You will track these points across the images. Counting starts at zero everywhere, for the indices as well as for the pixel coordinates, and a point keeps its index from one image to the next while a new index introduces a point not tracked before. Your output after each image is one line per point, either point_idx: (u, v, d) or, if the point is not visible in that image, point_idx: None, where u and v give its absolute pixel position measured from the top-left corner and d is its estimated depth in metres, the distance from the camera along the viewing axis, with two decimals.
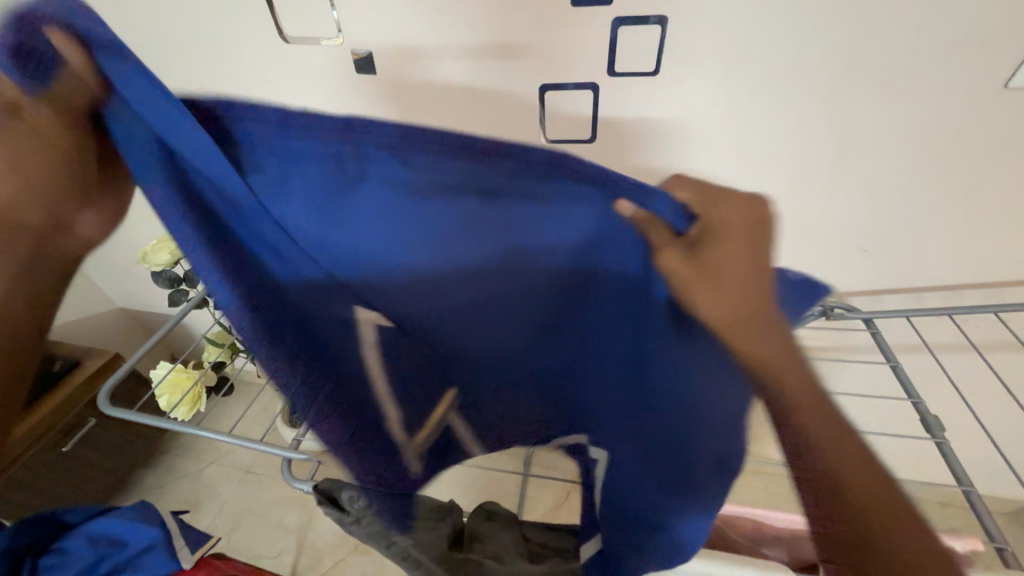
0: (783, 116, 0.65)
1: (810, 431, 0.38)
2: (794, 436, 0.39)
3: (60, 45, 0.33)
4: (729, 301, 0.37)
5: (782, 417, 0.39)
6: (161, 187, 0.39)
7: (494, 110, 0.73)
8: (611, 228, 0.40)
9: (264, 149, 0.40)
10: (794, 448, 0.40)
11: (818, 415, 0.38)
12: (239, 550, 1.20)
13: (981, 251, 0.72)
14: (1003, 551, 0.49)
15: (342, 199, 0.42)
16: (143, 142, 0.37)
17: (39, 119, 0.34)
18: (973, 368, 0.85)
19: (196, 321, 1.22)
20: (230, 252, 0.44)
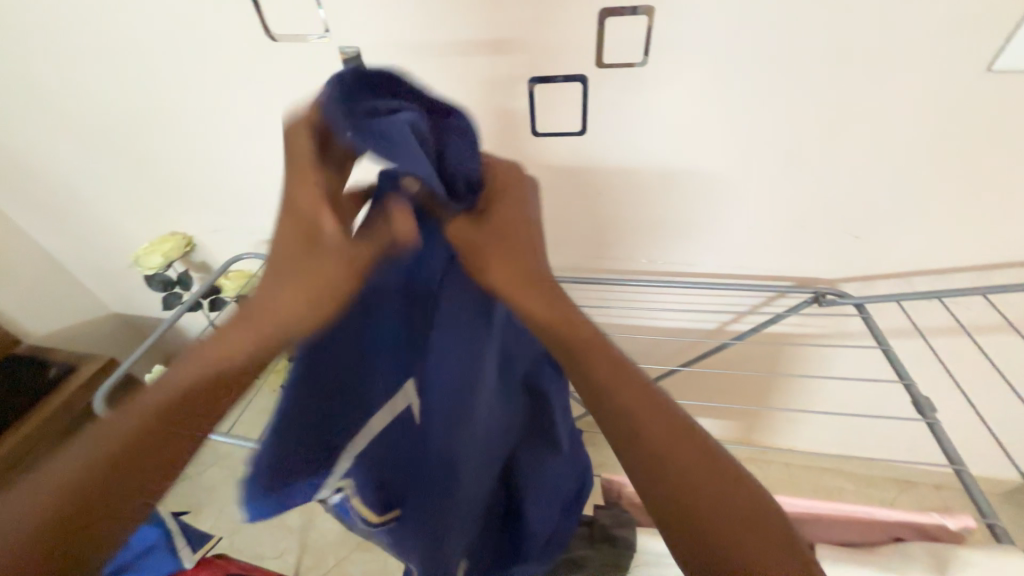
0: (773, 105, 0.66)
1: (646, 433, 0.40)
2: (639, 447, 0.40)
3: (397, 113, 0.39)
4: (546, 302, 0.42)
5: (624, 433, 0.40)
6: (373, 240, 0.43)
7: (484, 104, 0.73)
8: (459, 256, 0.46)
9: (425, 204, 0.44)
10: (643, 465, 0.40)
11: (647, 415, 0.40)
12: (241, 552, 1.21)
13: (969, 233, 0.73)
14: (994, 527, 0.49)
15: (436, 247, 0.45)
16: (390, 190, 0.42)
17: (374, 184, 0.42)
18: (964, 350, 0.86)
19: (191, 324, 1.21)
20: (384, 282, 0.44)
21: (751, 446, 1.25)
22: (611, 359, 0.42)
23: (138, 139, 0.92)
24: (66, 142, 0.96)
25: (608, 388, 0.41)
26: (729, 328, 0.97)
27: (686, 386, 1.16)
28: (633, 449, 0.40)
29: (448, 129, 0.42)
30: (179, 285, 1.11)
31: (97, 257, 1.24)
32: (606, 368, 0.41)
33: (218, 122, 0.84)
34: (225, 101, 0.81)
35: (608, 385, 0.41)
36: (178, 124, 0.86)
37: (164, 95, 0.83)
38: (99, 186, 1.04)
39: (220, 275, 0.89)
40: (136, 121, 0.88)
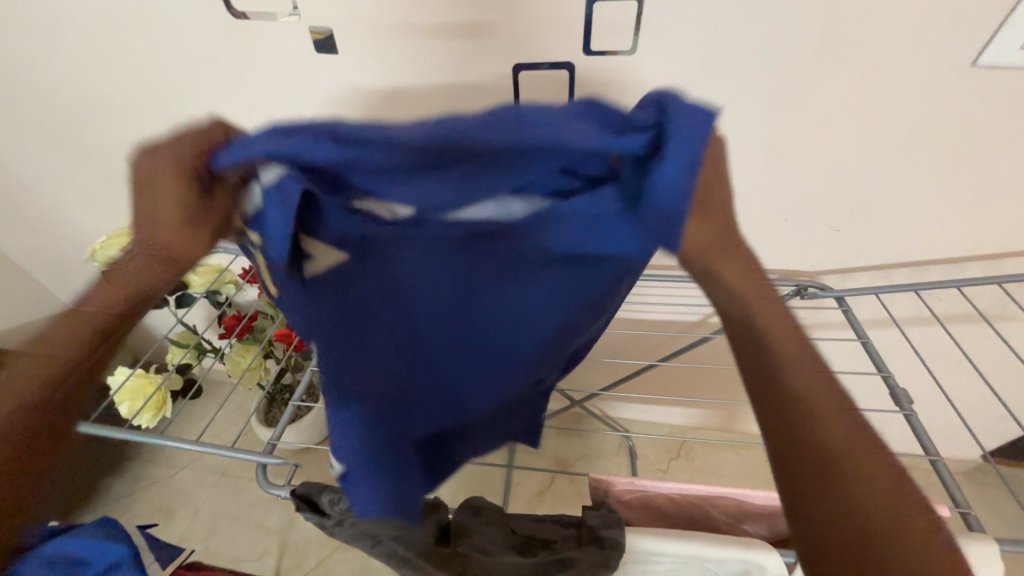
0: (761, 96, 0.65)
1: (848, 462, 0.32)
2: (841, 482, 0.32)
3: (645, 111, 0.32)
4: (746, 278, 0.35)
5: (828, 468, 0.32)
6: (582, 141, 0.30)
7: (466, 95, 0.70)
8: (595, 218, 0.35)
9: (574, 127, 0.31)
10: (841, 500, 0.31)
11: (854, 438, 0.33)
12: (219, 555, 1.17)
13: (943, 228, 0.75)
14: (967, 516, 0.51)
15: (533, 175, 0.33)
16: (639, 120, 0.32)
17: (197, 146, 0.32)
18: (937, 339, 0.88)
19: (157, 321, 1.15)
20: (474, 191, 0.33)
21: (730, 434, 1.28)
22: (811, 368, 0.34)
23: (90, 124, 0.85)
24: (7, 127, 0.88)
25: (818, 400, 0.33)
26: (712, 321, 0.98)
27: (668, 377, 1.17)
28: (830, 488, 0.32)
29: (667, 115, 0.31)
30: (142, 281, 1.04)
31: (50, 251, 1.15)
32: (807, 373, 0.34)
33: (179, 106, 0.79)
34: (185, 84, 0.75)
35: (816, 396, 0.33)
36: (135, 108, 0.80)
37: (117, 76, 0.76)
38: (49, 174, 0.96)
39: (187, 271, 0.84)
40: (87, 104, 0.81)
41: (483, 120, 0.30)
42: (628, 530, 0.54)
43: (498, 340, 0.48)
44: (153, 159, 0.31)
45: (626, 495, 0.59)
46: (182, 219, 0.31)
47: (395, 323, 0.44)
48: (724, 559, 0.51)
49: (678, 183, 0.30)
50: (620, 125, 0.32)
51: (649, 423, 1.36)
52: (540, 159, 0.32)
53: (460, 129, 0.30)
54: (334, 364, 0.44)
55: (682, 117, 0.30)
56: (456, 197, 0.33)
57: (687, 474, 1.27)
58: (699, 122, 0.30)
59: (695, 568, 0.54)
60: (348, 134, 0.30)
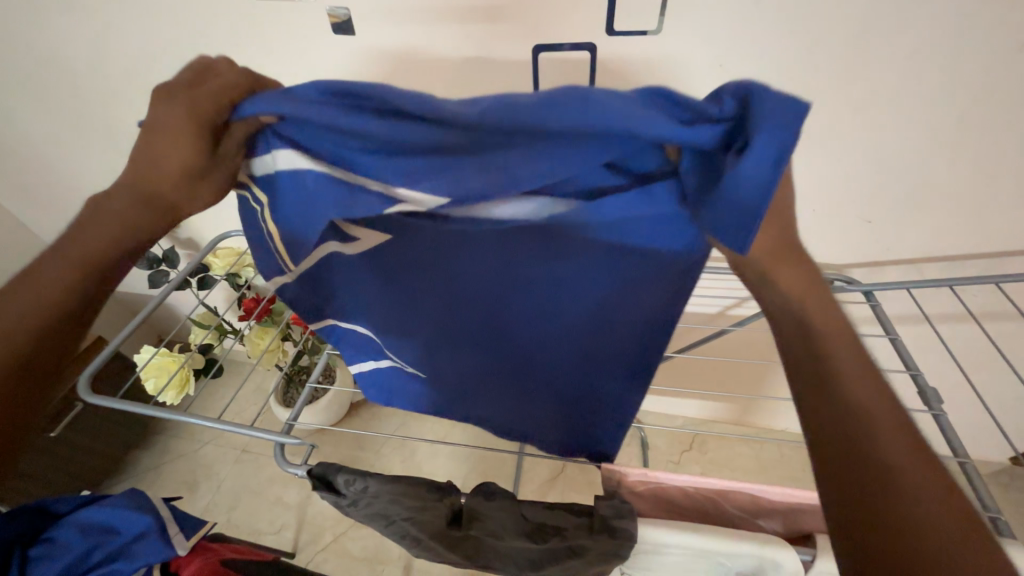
0: (794, 78, 0.61)
1: (876, 441, 0.32)
2: (858, 452, 0.32)
3: (718, 103, 0.32)
4: (797, 283, 0.37)
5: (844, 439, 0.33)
6: (647, 125, 0.31)
7: (484, 77, 0.68)
8: (647, 200, 0.39)
9: (636, 109, 0.32)
10: (858, 465, 0.32)
11: (884, 420, 0.33)
12: (240, 528, 1.22)
13: (984, 221, 0.71)
14: (996, 521, 0.49)
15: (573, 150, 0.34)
16: (684, 109, 0.32)
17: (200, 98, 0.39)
18: (970, 337, 0.85)
19: (180, 302, 1.18)
20: (522, 170, 0.35)
21: (745, 428, 1.27)
22: (854, 365, 0.35)
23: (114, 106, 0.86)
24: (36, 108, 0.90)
25: (852, 393, 0.34)
26: (731, 313, 0.96)
27: (683, 369, 1.16)
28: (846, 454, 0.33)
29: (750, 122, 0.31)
30: (166, 263, 1.07)
31: None
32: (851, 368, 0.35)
33: None
34: None
35: (853, 390, 0.34)
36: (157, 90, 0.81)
37: (139, 57, 0.76)
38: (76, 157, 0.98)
39: (208, 253, 0.85)
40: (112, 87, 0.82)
41: (544, 105, 0.32)
42: (640, 521, 0.53)
43: (531, 314, 0.53)
44: (168, 104, 0.39)
45: (639, 486, 0.59)
46: (201, 148, 0.40)
47: (436, 279, 0.52)
48: (738, 554, 0.51)
49: (758, 178, 0.30)
50: (686, 111, 0.32)
51: (662, 414, 1.35)
52: (592, 136, 0.34)
53: (509, 108, 0.33)
54: (384, 299, 0.56)
55: (765, 118, 0.30)
56: (515, 178, 0.35)
57: (699, 466, 1.26)
58: (787, 116, 0.30)
59: (707, 561, 0.54)
60: (406, 102, 0.35)
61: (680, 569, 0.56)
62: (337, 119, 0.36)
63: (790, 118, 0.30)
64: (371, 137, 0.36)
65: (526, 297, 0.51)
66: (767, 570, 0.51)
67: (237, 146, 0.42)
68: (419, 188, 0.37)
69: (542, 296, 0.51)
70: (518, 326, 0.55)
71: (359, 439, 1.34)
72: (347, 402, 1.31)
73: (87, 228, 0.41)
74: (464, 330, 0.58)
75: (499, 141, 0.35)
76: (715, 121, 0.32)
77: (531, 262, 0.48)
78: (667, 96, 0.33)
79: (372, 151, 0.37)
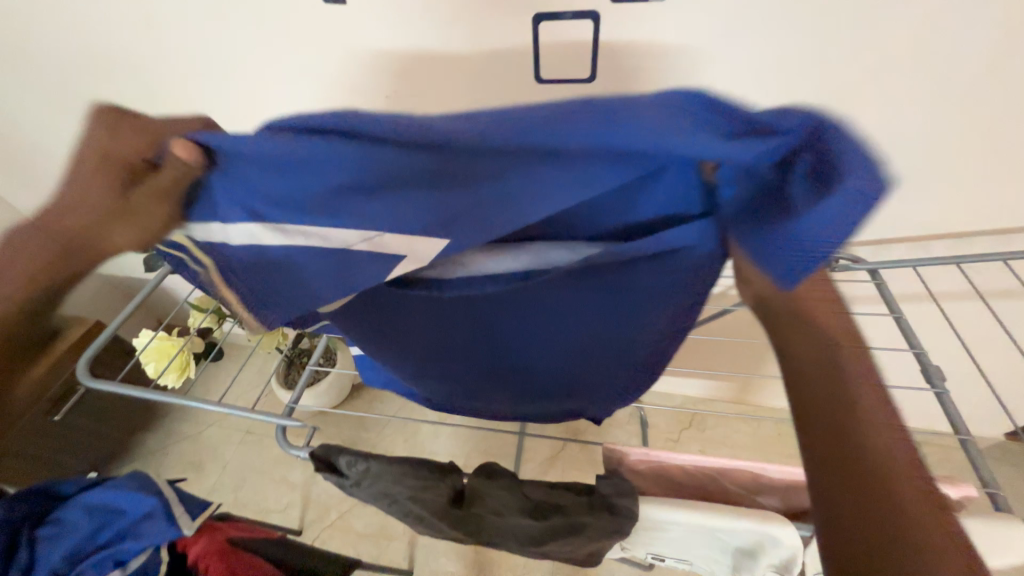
0: (807, 47, 0.59)
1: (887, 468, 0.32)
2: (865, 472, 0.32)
3: (791, 129, 0.28)
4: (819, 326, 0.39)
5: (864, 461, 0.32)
6: (699, 142, 0.28)
7: (482, 49, 0.66)
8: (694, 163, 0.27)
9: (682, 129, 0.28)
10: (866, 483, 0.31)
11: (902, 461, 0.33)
12: (246, 506, 1.24)
13: (994, 197, 0.69)
14: (994, 496, 0.49)
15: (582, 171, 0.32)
16: (744, 133, 0.29)
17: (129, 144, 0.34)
18: (973, 315, 0.84)
19: (178, 285, 1.17)
20: (525, 194, 0.33)
21: (744, 407, 1.28)
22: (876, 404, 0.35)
23: (99, 83, 0.83)
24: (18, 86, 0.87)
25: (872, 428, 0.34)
26: (733, 293, 0.95)
27: (683, 349, 1.16)
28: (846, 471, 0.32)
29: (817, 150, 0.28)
30: None
31: None
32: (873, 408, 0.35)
33: (187, 63, 0.76)
34: (192, 39, 0.72)
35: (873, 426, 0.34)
36: (143, 66, 0.78)
37: (123, 31, 0.73)
38: (64, 137, 0.96)
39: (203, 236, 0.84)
40: (96, 63, 0.79)
41: (566, 116, 0.28)
42: (641, 500, 0.54)
43: (529, 334, 0.53)
44: (106, 137, 0.34)
45: (641, 464, 0.59)
46: (118, 188, 0.33)
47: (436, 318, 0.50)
48: (738, 530, 0.51)
49: (835, 217, 0.29)
50: (732, 121, 0.29)
51: (661, 394, 1.36)
52: (620, 155, 0.30)
53: (514, 124, 0.29)
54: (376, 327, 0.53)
55: (842, 158, 0.27)
56: (524, 199, 0.33)
57: (698, 444, 1.28)
58: (871, 174, 0.27)
59: (707, 536, 0.54)
60: (394, 130, 0.30)
61: (679, 543, 0.57)
62: (316, 158, 0.32)
63: (870, 156, 0.27)
64: (356, 168, 0.32)
65: (529, 322, 0.51)
66: (766, 546, 0.52)
67: (170, 188, 0.35)
68: (390, 225, 0.36)
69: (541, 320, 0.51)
70: (515, 344, 0.55)
71: (361, 420, 1.35)
72: (348, 384, 1.31)
73: (13, 261, 0.34)
74: (462, 354, 0.57)
75: (503, 162, 0.31)
76: (770, 149, 0.29)
77: (537, 300, 0.48)
78: (723, 106, 0.29)
79: (341, 199, 0.35)
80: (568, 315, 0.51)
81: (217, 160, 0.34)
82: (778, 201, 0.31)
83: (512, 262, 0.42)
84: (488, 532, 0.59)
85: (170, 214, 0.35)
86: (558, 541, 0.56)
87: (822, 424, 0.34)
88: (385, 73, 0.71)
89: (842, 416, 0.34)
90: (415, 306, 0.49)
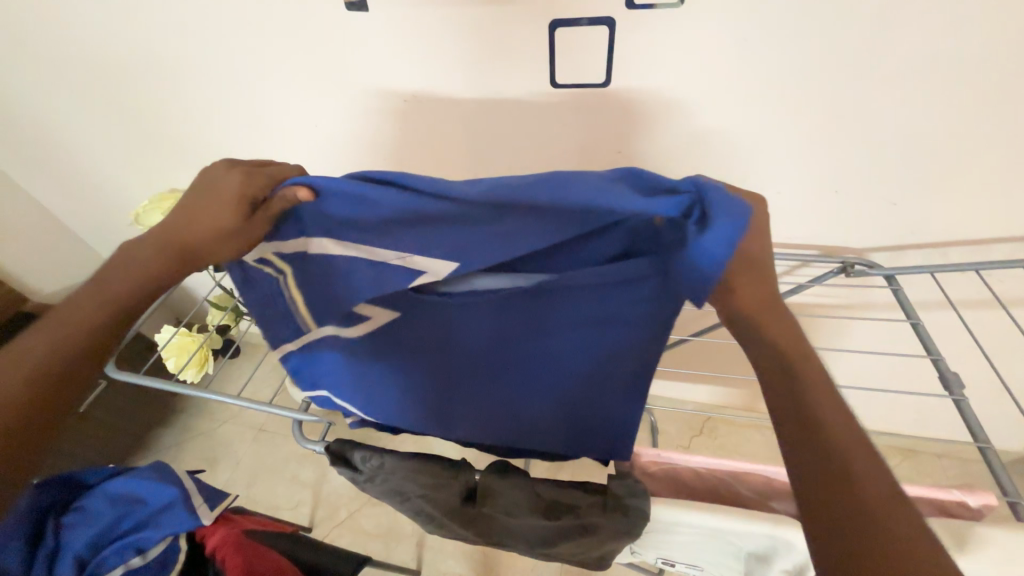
0: (822, 52, 0.60)
1: (855, 459, 0.35)
2: (839, 476, 0.35)
3: (678, 187, 0.39)
4: (772, 346, 0.41)
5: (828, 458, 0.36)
6: (634, 202, 0.38)
7: (499, 53, 0.67)
8: (595, 208, 0.39)
9: (610, 190, 0.39)
10: (835, 478, 0.35)
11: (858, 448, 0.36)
12: (258, 503, 1.26)
13: (1016, 203, 0.68)
14: (1014, 506, 0.48)
15: (537, 216, 0.41)
16: (665, 197, 0.38)
17: (236, 177, 0.48)
18: (994, 323, 0.83)
19: (197, 283, 1.20)
20: (498, 228, 0.42)
21: (756, 414, 1.26)
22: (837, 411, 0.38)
23: (131, 87, 0.86)
24: (54, 89, 0.90)
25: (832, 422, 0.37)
26: None
27: (695, 355, 1.15)
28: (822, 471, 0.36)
29: (703, 205, 0.37)
30: None
31: (97, 213, 1.21)
32: (831, 406, 0.38)
33: (214, 68, 0.79)
34: (221, 45, 0.75)
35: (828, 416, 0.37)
36: (173, 71, 0.81)
37: (155, 38, 0.77)
38: (96, 139, 1.00)
39: None
40: (129, 67, 0.83)
41: (539, 181, 0.40)
42: (653, 501, 0.53)
43: (513, 372, 0.57)
44: (229, 174, 0.49)
45: (652, 466, 0.59)
46: (233, 213, 0.47)
47: (430, 335, 0.56)
48: (750, 533, 0.50)
49: (717, 254, 0.36)
50: (647, 184, 0.40)
51: (672, 399, 1.35)
52: (576, 213, 0.40)
53: (492, 193, 0.41)
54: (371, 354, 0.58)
55: (725, 206, 0.36)
56: (489, 249, 0.43)
57: (708, 451, 1.27)
58: (735, 210, 0.36)
59: (719, 541, 0.54)
60: (424, 185, 0.43)
61: (691, 546, 0.57)
62: (388, 198, 0.44)
63: (743, 215, 0.36)
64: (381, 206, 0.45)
65: (518, 356, 0.55)
66: (779, 551, 0.51)
67: (269, 217, 0.49)
68: (432, 255, 0.45)
69: (521, 353, 0.55)
70: (505, 383, 0.58)
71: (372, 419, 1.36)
72: None
73: (110, 274, 0.45)
74: (455, 388, 0.60)
75: (501, 213, 0.42)
76: (666, 202, 0.37)
77: (525, 320, 0.52)
78: (637, 177, 0.41)
79: (397, 228, 0.46)
80: (553, 349, 0.53)
81: (318, 194, 0.47)
82: (685, 253, 0.39)
83: (489, 285, 0.51)
84: (497, 532, 0.61)
85: (259, 237, 0.49)
86: (566, 541, 0.58)
87: (792, 421, 0.38)
88: (405, 76, 0.73)
89: (810, 415, 0.37)
90: (420, 320, 0.55)
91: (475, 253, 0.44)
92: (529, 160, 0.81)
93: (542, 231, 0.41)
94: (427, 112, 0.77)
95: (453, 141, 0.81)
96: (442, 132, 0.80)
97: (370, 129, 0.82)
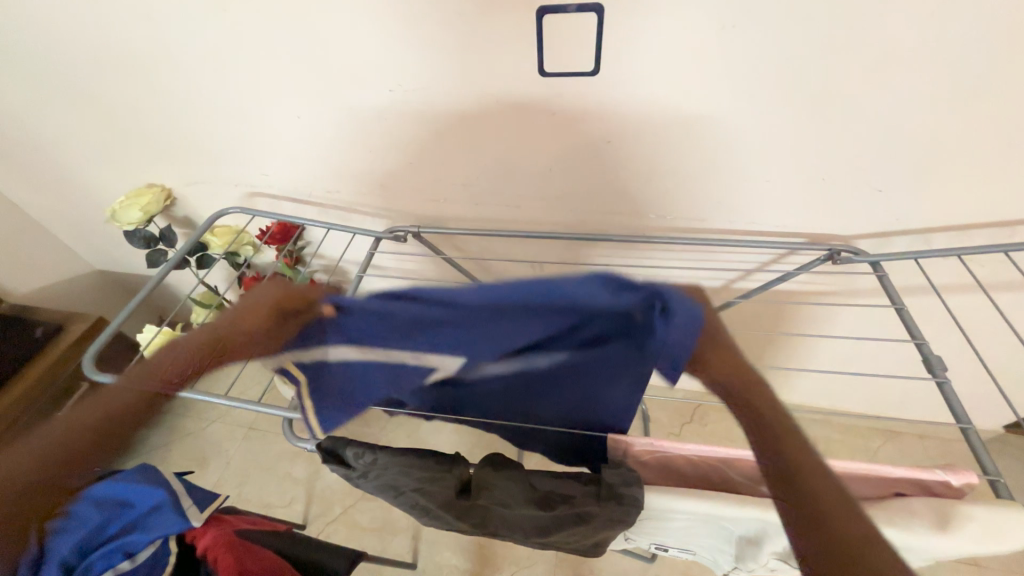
0: (808, 38, 0.60)
1: (806, 469, 0.42)
2: (796, 483, 0.42)
3: (653, 292, 0.46)
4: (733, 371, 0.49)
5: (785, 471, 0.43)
6: (595, 288, 0.45)
7: (485, 40, 0.65)
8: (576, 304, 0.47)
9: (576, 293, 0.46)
10: (800, 491, 0.42)
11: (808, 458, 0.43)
12: (250, 501, 1.25)
13: (997, 188, 0.69)
14: (996, 485, 0.50)
15: (512, 311, 0.49)
16: (620, 296, 0.46)
17: (272, 288, 0.56)
18: (975, 306, 0.85)
19: (180, 281, 1.17)
20: (484, 326, 0.51)
21: None
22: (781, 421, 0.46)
23: (102, 78, 0.83)
24: (22, 82, 0.87)
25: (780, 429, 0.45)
26: (735, 287, 0.95)
27: None
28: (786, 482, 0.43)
29: (669, 308, 0.46)
30: (163, 242, 1.05)
31: (72, 210, 1.17)
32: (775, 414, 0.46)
33: (190, 58, 0.76)
34: (197, 33, 0.73)
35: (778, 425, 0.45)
36: (146, 61, 0.78)
37: (127, 27, 0.74)
38: (68, 133, 0.96)
39: (206, 230, 0.84)
40: (99, 57, 0.79)
41: (511, 288, 0.46)
42: (646, 489, 0.53)
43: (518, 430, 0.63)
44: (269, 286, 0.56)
45: (645, 455, 0.59)
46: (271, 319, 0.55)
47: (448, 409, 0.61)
48: (742, 518, 0.51)
49: (683, 326, 0.47)
50: (617, 287, 0.46)
51: (663, 388, 1.37)
52: (550, 310, 0.48)
53: (483, 291, 0.47)
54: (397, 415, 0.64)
55: (676, 305, 0.46)
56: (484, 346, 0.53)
57: (699, 438, 1.29)
58: (690, 310, 0.47)
59: (712, 525, 0.55)
60: (424, 292, 0.50)
61: (684, 532, 0.58)
62: (391, 311, 0.52)
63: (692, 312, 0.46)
64: (388, 313, 0.52)
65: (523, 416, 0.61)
66: (769, 533, 0.52)
67: (299, 323, 0.56)
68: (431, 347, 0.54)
69: (527, 413, 0.61)
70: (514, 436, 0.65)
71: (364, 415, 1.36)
72: None
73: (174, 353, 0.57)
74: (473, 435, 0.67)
75: (497, 316, 0.50)
76: (626, 296, 0.46)
77: (525, 396, 0.59)
78: (610, 281, 0.45)
79: (402, 326, 0.53)
80: (552, 415, 0.60)
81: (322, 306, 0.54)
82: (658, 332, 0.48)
83: (491, 369, 0.56)
84: (492, 525, 0.60)
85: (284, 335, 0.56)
86: (562, 531, 0.58)
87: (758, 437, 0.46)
88: (389, 65, 0.71)
89: (772, 429, 0.45)
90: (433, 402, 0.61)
91: (471, 337, 0.52)
92: (518, 151, 0.80)
93: (528, 323, 0.50)
94: (413, 104, 0.76)
95: (441, 132, 0.80)
96: (429, 123, 0.79)
97: (355, 120, 0.81)
